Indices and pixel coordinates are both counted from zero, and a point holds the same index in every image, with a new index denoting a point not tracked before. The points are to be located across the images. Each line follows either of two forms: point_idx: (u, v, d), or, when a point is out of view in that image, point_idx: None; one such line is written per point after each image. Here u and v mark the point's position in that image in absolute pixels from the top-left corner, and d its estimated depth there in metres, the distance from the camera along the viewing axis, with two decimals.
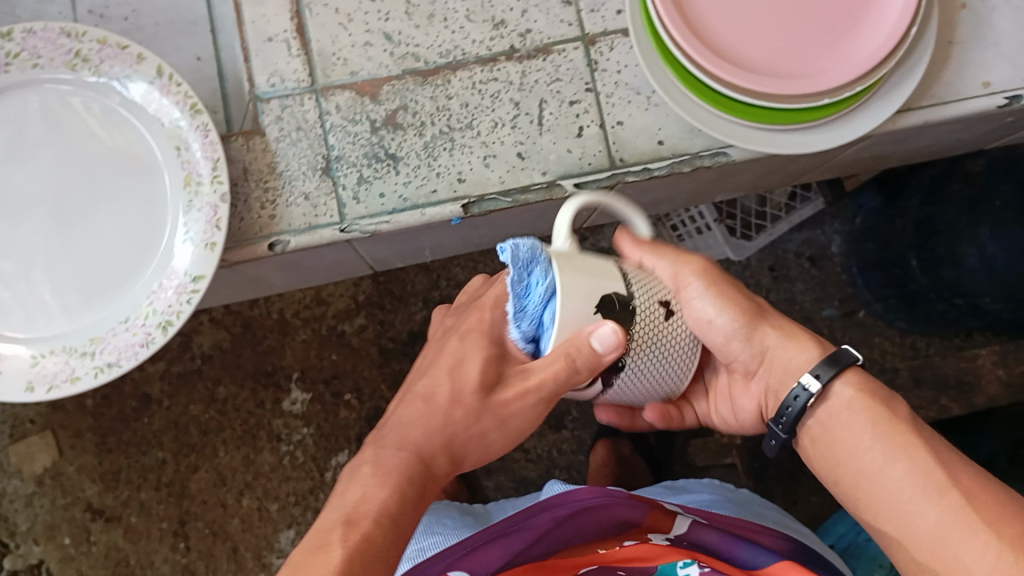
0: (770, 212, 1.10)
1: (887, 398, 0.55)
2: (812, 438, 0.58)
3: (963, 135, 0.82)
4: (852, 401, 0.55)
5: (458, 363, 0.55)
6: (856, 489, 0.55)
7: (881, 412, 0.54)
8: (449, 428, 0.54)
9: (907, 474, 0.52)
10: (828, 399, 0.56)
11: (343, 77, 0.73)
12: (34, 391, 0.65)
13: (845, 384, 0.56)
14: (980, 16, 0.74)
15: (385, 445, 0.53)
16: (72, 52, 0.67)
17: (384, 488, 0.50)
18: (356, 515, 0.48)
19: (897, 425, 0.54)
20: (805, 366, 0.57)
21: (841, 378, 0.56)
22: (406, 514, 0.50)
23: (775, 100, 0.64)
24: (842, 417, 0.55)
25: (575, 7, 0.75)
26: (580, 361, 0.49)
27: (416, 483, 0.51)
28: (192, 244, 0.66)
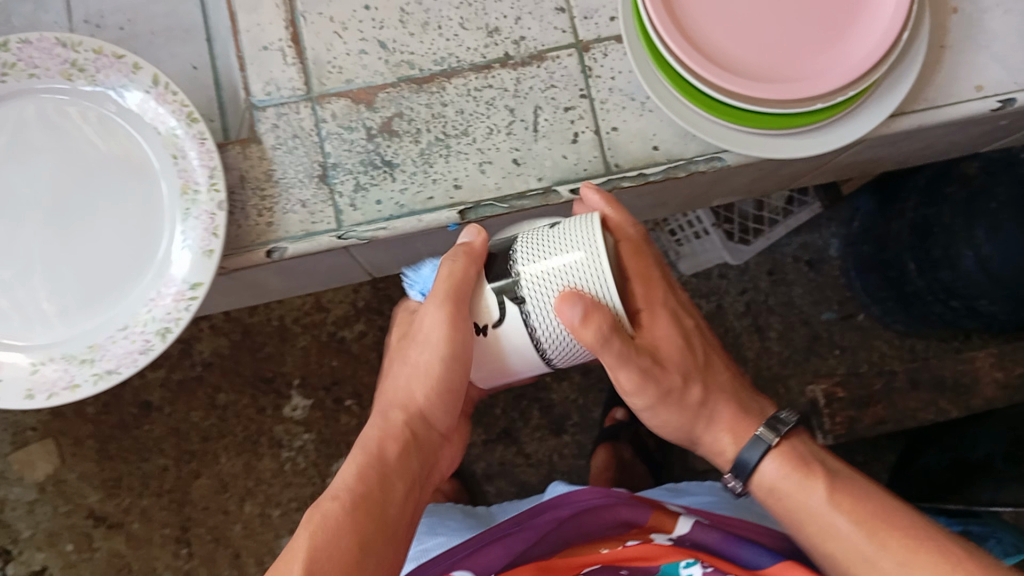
0: (768, 215, 1.10)
1: (802, 461, 0.62)
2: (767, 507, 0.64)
3: (958, 138, 0.82)
4: (776, 476, 0.62)
5: (406, 333, 0.63)
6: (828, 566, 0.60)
7: (804, 480, 0.61)
8: (402, 393, 0.60)
9: (842, 543, 0.58)
10: (767, 479, 0.62)
11: (339, 85, 0.74)
12: (34, 399, 0.65)
13: (769, 460, 0.62)
14: (971, 20, 0.74)
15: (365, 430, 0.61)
16: (68, 61, 0.67)
17: (354, 464, 0.57)
18: (319, 502, 0.55)
19: (811, 487, 0.60)
20: (730, 454, 0.65)
21: (766, 457, 0.62)
22: (366, 485, 0.55)
23: (768, 105, 0.65)
24: (781, 497, 0.62)
25: (568, 14, 0.75)
26: (471, 258, 0.56)
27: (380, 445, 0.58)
28: (189, 251, 0.66)
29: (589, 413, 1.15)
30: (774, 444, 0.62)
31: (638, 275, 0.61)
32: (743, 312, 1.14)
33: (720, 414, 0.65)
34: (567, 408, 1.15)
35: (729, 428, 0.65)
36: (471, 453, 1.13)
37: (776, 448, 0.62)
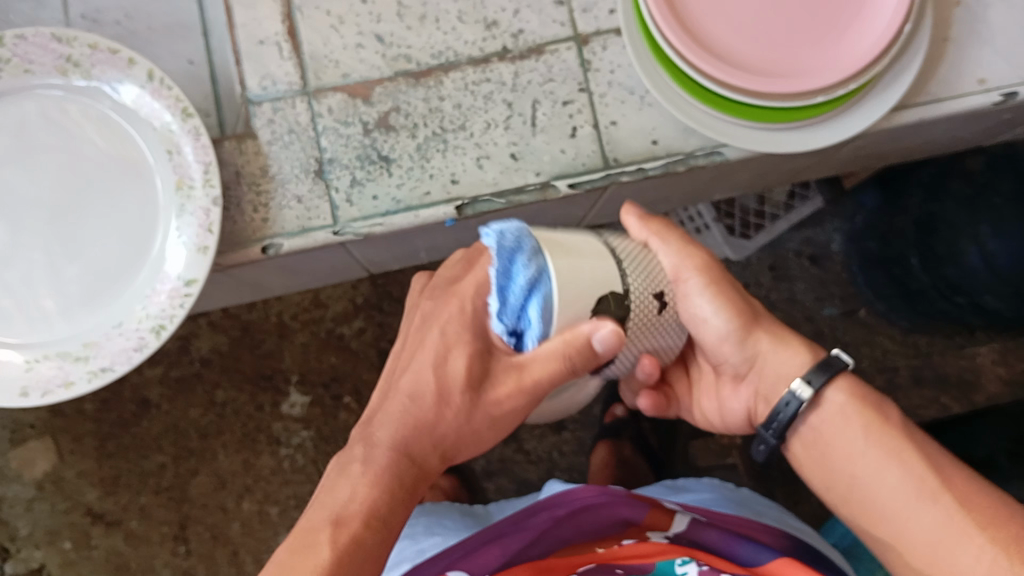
0: (770, 210, 1.08)
1: (875, 401, 0.57)
2: (805, 445, 0.59)
3: (962, 131, 0.82)
4: (842, 406, 0.57)
5: (462, 359, 0.55)
6: (864, 505, 0.56)
7: (871, 416, 0.56)
8: (440, 429, 0.56)
9: (902, 483, 0.54)
10: (822, 407, 0.58)
11: (335, 79, 0.73)
12: (28, 397, 0.65)
13: (834, 389, 0.57)
14: (974, 11, 0.73)
15: (370, 444, 0.56)
16: (62, 56, 0.66)
17: (379, 491, 0.54)
18: (345, 522, 0.52)
19: (883, 423, 0.56)
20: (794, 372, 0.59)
21: (832, 385, 0.57)
22: (394, 523, 0.54)
23: (770, 99, 0.64)
24: (837, 424, 0.57)
25: (567, 7, 0.74)
26: (577, 363, 0.50)
27: (409, 479, 0.55)
28: (185, 247, 0.66)
29: (590, 410, 1.14)
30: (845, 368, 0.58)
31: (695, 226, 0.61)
32: None
33: (763, 340, 0.60)
34: None
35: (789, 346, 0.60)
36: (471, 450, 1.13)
37: (844, 373, 0.58)
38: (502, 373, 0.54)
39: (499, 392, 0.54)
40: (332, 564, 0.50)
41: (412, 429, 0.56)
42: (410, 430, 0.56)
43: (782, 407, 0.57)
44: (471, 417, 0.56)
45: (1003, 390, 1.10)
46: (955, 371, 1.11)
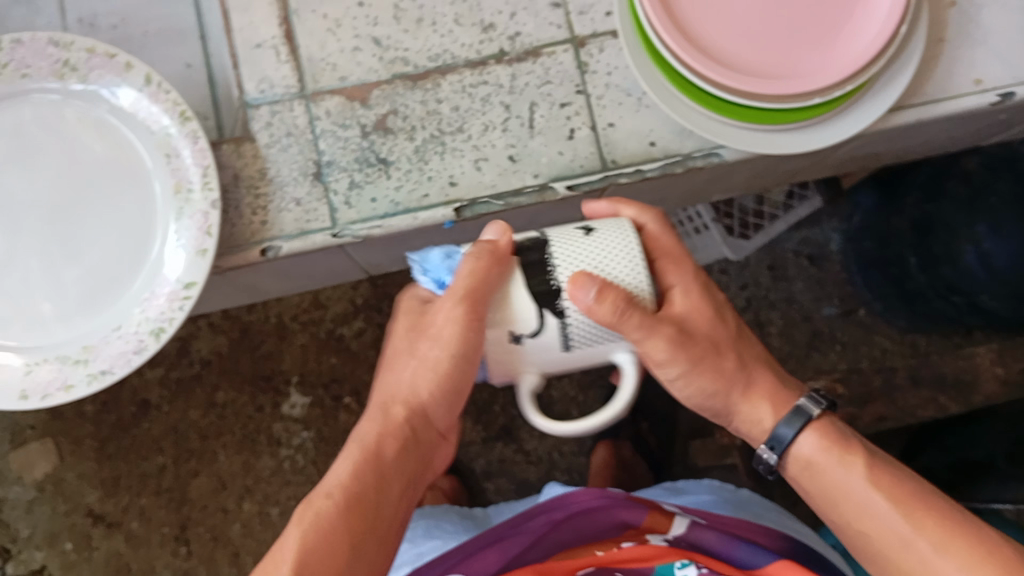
0: (768, 211, 1.09)
1: (845, 444, 0.60)
2: (797, 489, 0.63)
3: (958, 132, 0.82)
4: (815, 454, 0.61)
5: (406, 320, 0.60)
6: (854, 546, 0.60)
7: (843, 463, 0.60)
8: (400, 384, 0.59)
9: (878, 525, 0.57)
10: (799, 456, 0.62)
11: (333, 82, 0.73)
12: (27, 400, 0.64)
13: (805, 436, 0.61)
14: (969, 14, 0.73)
15: (365, 422, 0.59)
16: (60, 61, 0.67)
17: (347, 462, 0.56)
18: (312, 495, 0.54)
19: (856, 466, 0.59)
20: (768, 424, 0.62)
21: (803, 432, 0.61)
22: (363, 483, 0.55)
23: (767, 101, 0.64)
24: (815, 475, 0.61)
25: (564, 9, 0.75)
26: (488, 260, 0.53)
27: (381, 452, 0.57)
28: (184, 252, 0.66)
29: (589, 410, 1.14)
30: (812, 416, 0.61)
31: (668, 254, 0.60)
32: (744, 308, 1.12)
33: (740, 403, 0.62)
34: (566, 405, 1.15)
35: (770, 398, 0.62)
36: (471, 451, 1.13)
37: (813, 418, 0.61)
38: (449, 323, 0.54)
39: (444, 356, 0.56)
40: (297, 535, 0.52)
41: (380, 398, 0.60)
42: (378, 402, 0.60)
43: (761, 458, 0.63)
44: (416, 352, 0.59)
45: None
46: None
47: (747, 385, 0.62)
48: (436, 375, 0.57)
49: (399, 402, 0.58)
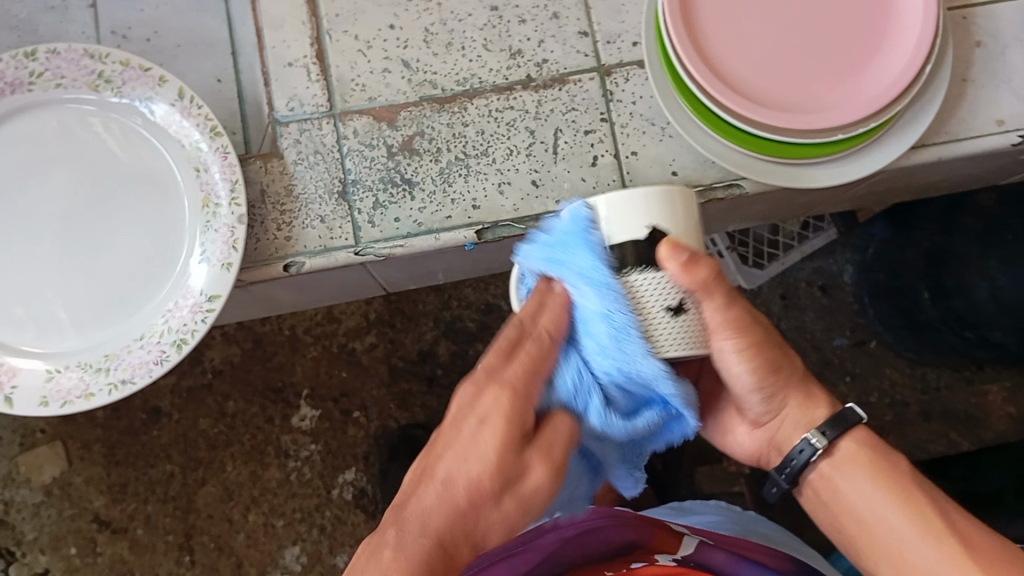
0: (782, 240, 1.11)
1: (887, 451, 0.60)
2: (816, 489, 0.61)
3: (977, 170, 0.82)
4: (855, 454, 0.59)
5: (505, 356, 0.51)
6: (871, 550, 0.58)
7: (877, 467, 0.59)
8: (495, 452, 0.48)
9: (908, 527, 0.56)
10: (835, 456, 0.60)
11: (361, 102, 0.74)
12: (47, 406, 0.65)
13: (847, 440, 0.60)
14: (993, 55, 0.74)
15: (409, 529, 0.47)
16: (95, 72, 0.68)
17: (445, 496, 0.48)
18: (427, 471, 0.50)
19: (894, 469, 0.58)
20: (820, 420, 0.60)
21: (845, 437, 0.60)
22: (454, 521, 0.47)
23: (786, 133, 0.65)
24: (845, 473, 0.59)
25: (591, 38, 0.76)
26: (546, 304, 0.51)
27: (447, 543, 0.47)
28: (208, 264, 0.67)
29: None
30: (861, 422, 0.60)
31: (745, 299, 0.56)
32: None
33: (793, 402, 0.60)
34: None
35: (807, 402, 0.61)
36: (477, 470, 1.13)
37: (858, 426, 0.60)
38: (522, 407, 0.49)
39: (535, 470, 0.48)
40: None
41: (474, 455, 0.48)
42: (477, 457, 0.48)
43: (795, 455, 0.60)
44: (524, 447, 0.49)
45: (1010, 428, 1.10)
46: (965, 408, 1.11)
47: (805, 385, 0.61)
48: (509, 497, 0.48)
49: (466, 505, 0.48)
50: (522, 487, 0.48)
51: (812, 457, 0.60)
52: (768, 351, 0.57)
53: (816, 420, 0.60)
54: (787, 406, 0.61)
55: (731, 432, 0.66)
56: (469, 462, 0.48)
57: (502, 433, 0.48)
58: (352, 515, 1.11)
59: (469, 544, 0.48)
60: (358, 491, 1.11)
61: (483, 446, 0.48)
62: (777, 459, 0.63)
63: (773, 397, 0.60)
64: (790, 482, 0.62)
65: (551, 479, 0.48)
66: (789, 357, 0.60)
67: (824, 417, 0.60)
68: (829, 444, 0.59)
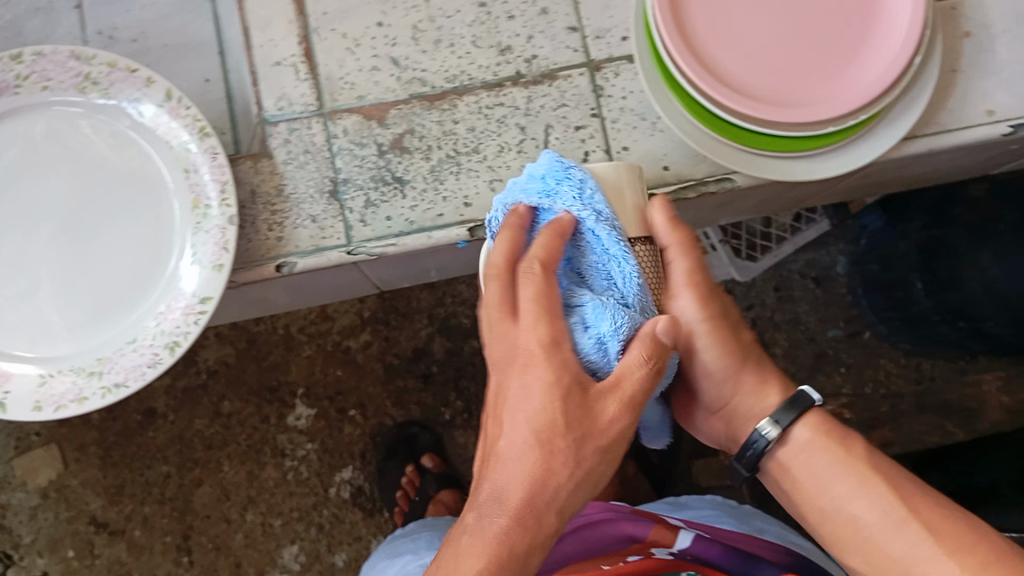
0: (776, 232, 1.10)
1: (843, 435, 0.59)
2: (776, 477, 0.61)
3: (968, 161, 0.82)
4: (811, 442, 0.58)
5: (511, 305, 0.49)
6: (837, 537, 0.58)
7: (835, 453, 0.58)
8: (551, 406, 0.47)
9: (870, 513, 0.56)
10: (790, 444, 0.59)
11: (351, 101, 0.74)
12: (41, 411, 0.65)
13: (801, 426, 0.59)
14: (983, 46, 0.74)
15: (488, 509, 0.49)
16: (81, 74, 0.67)
17: (521, 462, 0.48)
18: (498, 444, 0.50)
19: (850, 457, 0.58)
20: (772, 406, 0.60)
21: (798, 422, 0.59)
22: (536, 484, 0.48)
23: (777, 127, 0.65)
24: (803, 462, 0.59)
25: (580, 33, 0.75)
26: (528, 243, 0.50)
27: (532, 511, 0.48)
28: (199, 266, 0.66)
29: None
30: (815, 406, 0.58)
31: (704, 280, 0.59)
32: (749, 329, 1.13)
33: (745, 385, 0.60)
34: None
35: (762, 382, 0.60)
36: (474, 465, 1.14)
37: (812, 410, 0.59)
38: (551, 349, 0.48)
39: (607, 416, 0.48)
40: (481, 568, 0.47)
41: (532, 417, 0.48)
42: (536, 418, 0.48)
43: (749, 445, 0.59)
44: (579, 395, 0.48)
45: (1005, 418, 1.06)
46: (960, 399, 1.08)
47: (758, 366, 0.60)
48: (591, 447, 0.48)
49: (541, 472, 0.48)
50: (599, 435, 0.48)
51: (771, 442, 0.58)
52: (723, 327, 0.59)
53: (768, 407, 0.60)
54: (739, 390, 0.60)
55: (699, 421, 0.65)
56: (528, 424, 0.48)
57: (548, 385, 0.47)
58: (350, 514, 1.11)
59: (555, 508, 0.49)
60: (355, 489, 1.11)
61: (534, 403, 0.48)
62: (735, 446, 0.63)
63: (722, 376, 0.60)
64: (750, 468, 0.60)
65: (623, 416, 0.48)
66: (739, 335, 0.60)
67: (776, 403, 0.59)
68: (784, 430, 0.58)
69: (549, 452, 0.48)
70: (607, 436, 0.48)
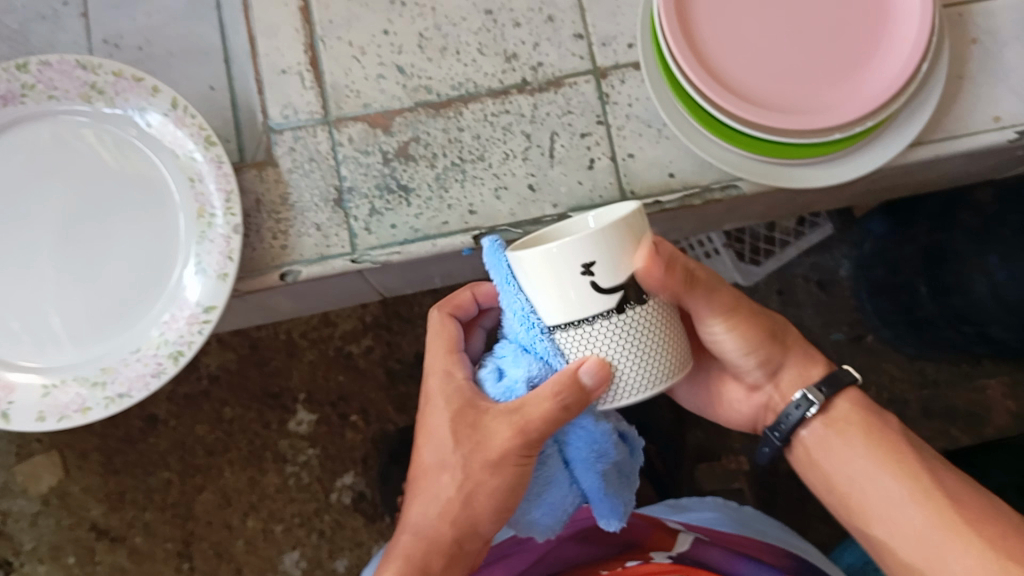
0: (779, 237, 1.12)
1: (878, 414, 0.61)
2: (807, 448, 0.62)
3: (974, 167, 0.82)
4: (849, 415, 0.60)
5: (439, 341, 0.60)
6: (857, 508, 0.59)
7: (872, 427, 0.60)
8: (454, 428, 0.56)
9: (896, 483, 0.57)
10: (829, 415, 0.61)
11: (356, 109, 0.74)
12: (45, 421, 0.65)
13: (841, 399, 0.61)
14: (990, 52, 0.74)
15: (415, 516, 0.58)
16: (87, 83, 0.67)
17: (439, 470, 0.57)
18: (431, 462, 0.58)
19: (885, 433, 0.59)
20: (816, 378, 0.62)
21: (839, 395, 0.61)
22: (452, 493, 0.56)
23: (784, 134, 0.64)
24: (837, 433, 0.60)
25: (586, 41, 0.75)
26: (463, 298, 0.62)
27: (446, 522, 0.56)
28: (204, 276, 0.66)
29: None
30: (854, 383, 0.61)
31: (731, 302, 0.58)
32: None
33: (792, 360, 0.63)
34: None
35: (800, 368, 0.62)
36: None
37: (851, 387, 0.61)
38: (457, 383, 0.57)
39: (500, 436, 0.53)
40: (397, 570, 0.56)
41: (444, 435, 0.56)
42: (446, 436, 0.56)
43: (785, 417, 0.61)
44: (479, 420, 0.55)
45: (1010, 424, 1.10)
46: (964, 403, 1.11)
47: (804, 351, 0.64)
48: (479, 460, 0.54)
49: (450, 480, 0.56)
50: (492, 451, 0.54)
51: (806, 413, 0.61)
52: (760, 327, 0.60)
53: (812, 378, 0.62)
54: (786, 364, 0.63)
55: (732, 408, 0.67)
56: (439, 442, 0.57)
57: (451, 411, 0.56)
58: (352, 520, 1.11)
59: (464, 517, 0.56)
60: (357, 495, 1.11)
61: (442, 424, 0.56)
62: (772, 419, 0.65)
63: (770, 358, 0.62)
64: (783, 439, 0.63)
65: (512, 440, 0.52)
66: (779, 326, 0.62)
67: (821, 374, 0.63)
68: (825, 401, 0.61)
69: (449, 462, 0.57)
70: (500, 455, 0.53)
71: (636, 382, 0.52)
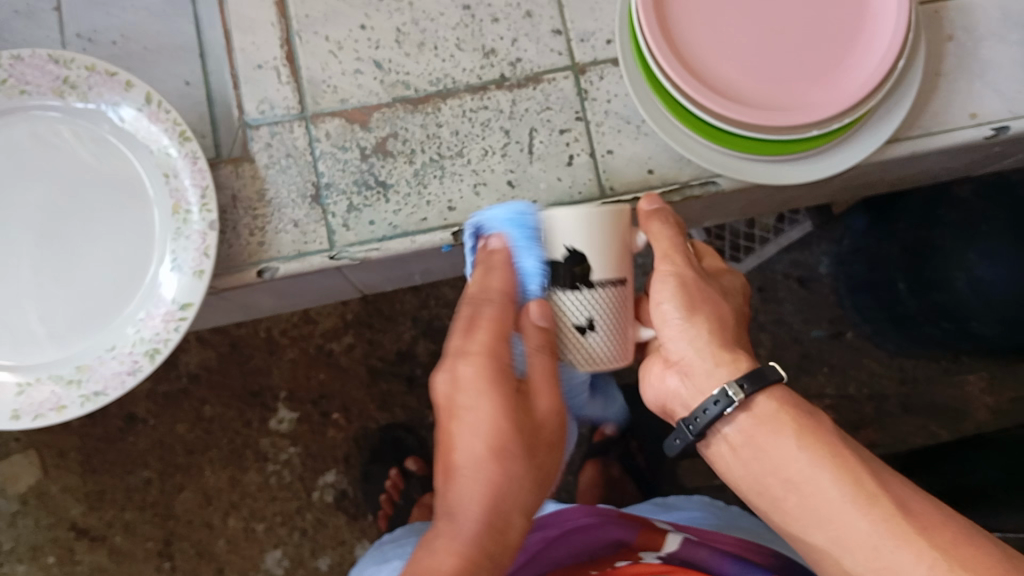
0: (759, 233, 1.10)
1: (810, 411, 0.54)
2: (734, 447, 0.55)
3: (952, 163, 0.83)
4: (778, 414, 0.53)
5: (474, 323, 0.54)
6: (794, 516, 0.52)
7: (803, 424, 0.53)
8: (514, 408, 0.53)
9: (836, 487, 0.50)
10: (755, 413, 0.54)
11: (333, 104, 0.73)
12: (19, 420, 0.64)
13: (766, 397, 0.54)
14: (966, 49, 0.74)
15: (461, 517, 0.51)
16: (60, 78, 0.66)
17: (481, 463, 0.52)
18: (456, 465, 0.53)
19: (819, 430, 0.52)
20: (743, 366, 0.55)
21: (763, 394, 0.54)
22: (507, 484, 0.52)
23: (761, 131, 0.64)
24: (767, 432, 0.53)
25: (564, 36, 0.75)
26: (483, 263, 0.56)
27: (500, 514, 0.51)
28: (180, 273, 0.65)
29: None
30: (780, 380, 0.54)
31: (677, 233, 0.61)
32: None
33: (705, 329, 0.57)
34: None
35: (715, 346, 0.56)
36: None
37: (778, 385, 0.54)
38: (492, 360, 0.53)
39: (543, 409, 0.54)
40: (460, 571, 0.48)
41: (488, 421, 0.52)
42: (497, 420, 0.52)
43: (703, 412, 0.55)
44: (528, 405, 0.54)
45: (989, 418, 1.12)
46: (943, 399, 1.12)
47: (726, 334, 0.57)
48: (538, 439, 0.53)
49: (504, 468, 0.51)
50: (544, 430, 0.54)
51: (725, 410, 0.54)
52: (694, 291, 0.57)
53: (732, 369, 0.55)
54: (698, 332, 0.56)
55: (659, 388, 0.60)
56: (482, 439, 0.52)
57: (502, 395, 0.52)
58: (334, 518, 1.10)
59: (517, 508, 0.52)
60: (338, 493, 1.11)
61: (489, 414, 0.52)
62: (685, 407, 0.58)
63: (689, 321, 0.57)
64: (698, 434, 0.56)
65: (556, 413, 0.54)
66: (716, 301, 0.58)
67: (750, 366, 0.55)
68: (745, 398, 0.53)
69: (505, 446, 0.51)
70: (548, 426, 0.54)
71: (594, 357, 0.55)
